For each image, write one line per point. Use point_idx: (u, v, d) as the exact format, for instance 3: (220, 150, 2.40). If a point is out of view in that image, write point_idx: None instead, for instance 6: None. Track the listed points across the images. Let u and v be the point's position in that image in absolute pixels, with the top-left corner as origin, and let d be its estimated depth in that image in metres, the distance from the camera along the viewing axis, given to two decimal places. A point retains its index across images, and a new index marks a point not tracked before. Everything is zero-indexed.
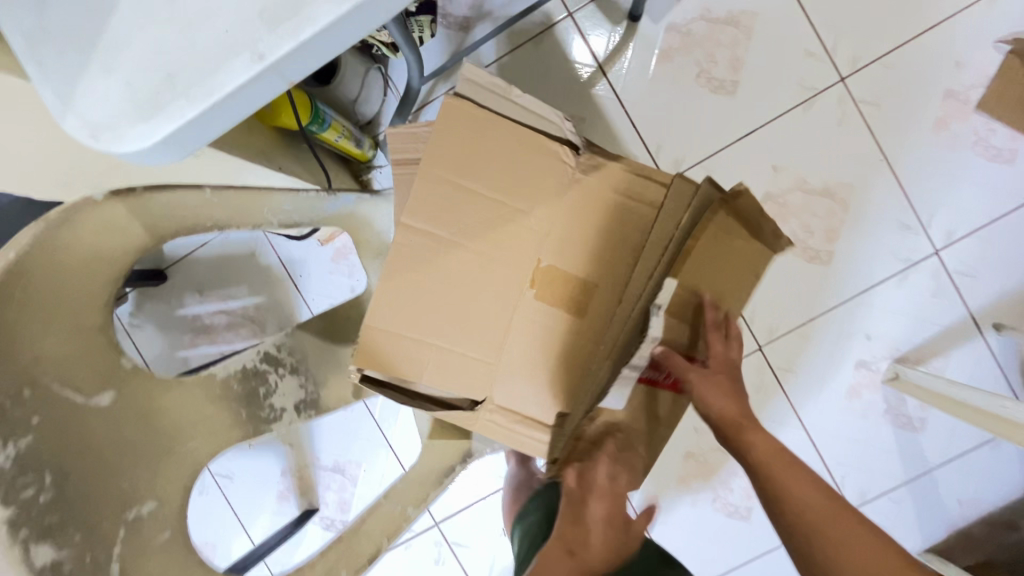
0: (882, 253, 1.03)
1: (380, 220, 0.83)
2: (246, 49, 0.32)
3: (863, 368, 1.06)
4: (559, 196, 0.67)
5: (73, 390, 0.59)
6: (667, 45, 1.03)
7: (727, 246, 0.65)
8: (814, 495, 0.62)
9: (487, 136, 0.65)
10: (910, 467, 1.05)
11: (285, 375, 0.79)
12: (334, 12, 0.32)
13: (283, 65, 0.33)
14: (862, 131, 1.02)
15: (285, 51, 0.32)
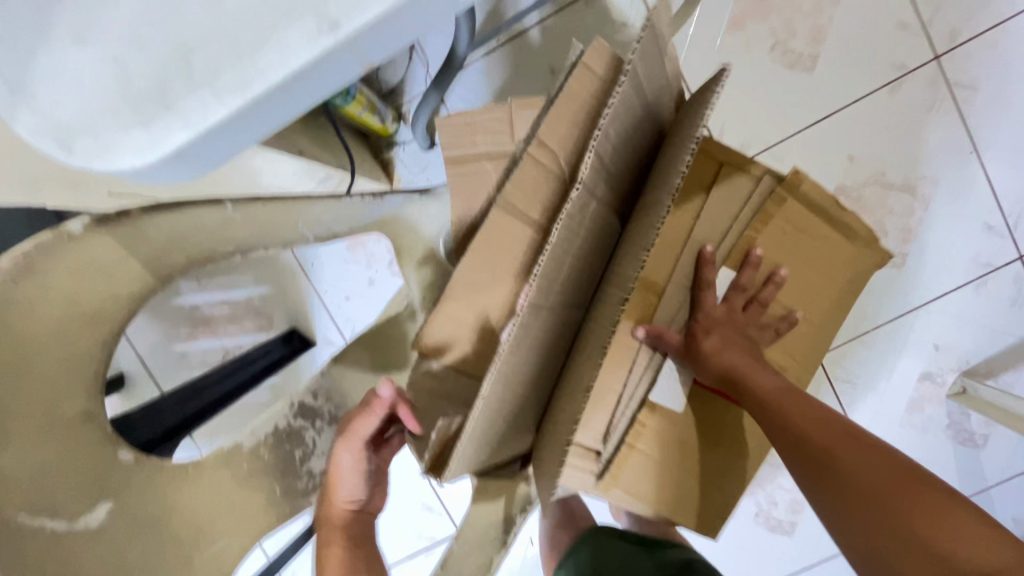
0: (959, 256, 0.94)
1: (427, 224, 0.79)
2: (309, 14, 0.26)
3: (927, 381, 0.97)
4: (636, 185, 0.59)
5: (48, 518, 0.56)
6: (739, 10, 0.90)
7: (806, 250, 0.62)
8: (814, 422, 0.53)
9: (603, 116, 0.48)
10: (967, 484, 0.99)
11: (322, 431, 0.71)
12: None
13: (359, 41, 0.28)
14: (953, 118, 0.90)
15: (362, 22, 0.27)
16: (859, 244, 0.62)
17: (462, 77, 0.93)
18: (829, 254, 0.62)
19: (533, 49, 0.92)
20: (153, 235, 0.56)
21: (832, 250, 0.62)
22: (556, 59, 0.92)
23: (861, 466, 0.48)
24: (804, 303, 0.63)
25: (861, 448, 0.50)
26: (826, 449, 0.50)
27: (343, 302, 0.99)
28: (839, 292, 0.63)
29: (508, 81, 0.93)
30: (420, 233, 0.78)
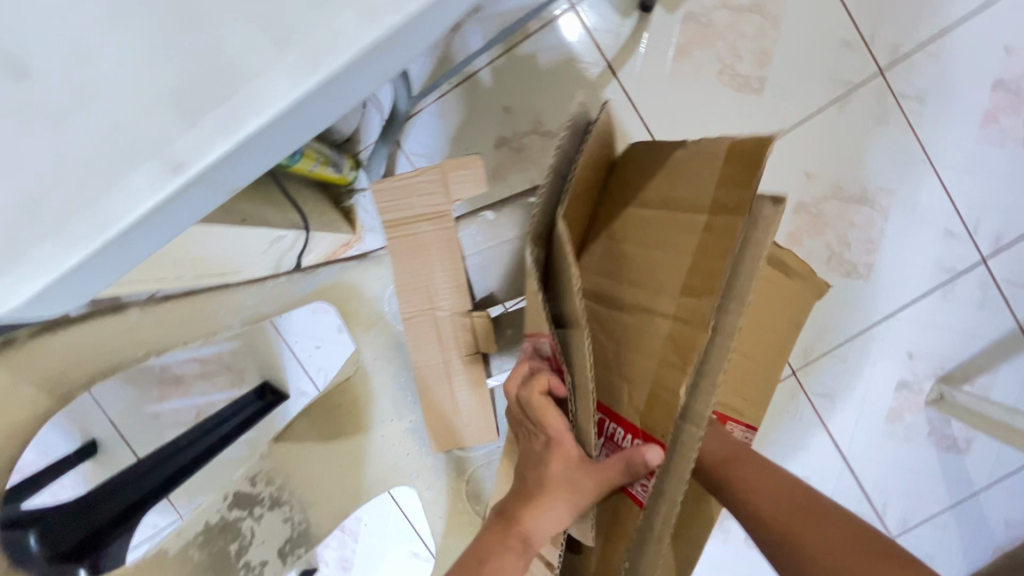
0: (922, 263, 0.94)
1: (373, 286, 0.72)
2: (150, 156, 0.23)
3: (905, 390, 0.97)
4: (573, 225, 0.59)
5: None
6: (684, 38, 0.91)
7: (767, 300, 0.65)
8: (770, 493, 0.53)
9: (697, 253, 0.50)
10: (954, 491, 0.98)
11: (262, 517, 0.67)
12: (289, 84, 0.21)
13: (215, 174, 0.24)
14: (903, 129, 0.92)
15: (208, 160, 0.23)
16: (799, 280, 0.65)
17: (417, 120, 0.93)
18: (772, 292, 0.65)
19: (485, 89, 0.93)
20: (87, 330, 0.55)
21: (776, 288, 0.65)
22: (509, 97, 0.93)
23: (816, 538, 0.48)
24: (753, 341, 0.64)
25: (814, 521, 0.49)
26: (786, 531, 0.50)
27: (314, 351, 0.98)
28: (783, 327, 0.66)
29: (462, 122, 0.93)
30: (365, 297, 0.71)
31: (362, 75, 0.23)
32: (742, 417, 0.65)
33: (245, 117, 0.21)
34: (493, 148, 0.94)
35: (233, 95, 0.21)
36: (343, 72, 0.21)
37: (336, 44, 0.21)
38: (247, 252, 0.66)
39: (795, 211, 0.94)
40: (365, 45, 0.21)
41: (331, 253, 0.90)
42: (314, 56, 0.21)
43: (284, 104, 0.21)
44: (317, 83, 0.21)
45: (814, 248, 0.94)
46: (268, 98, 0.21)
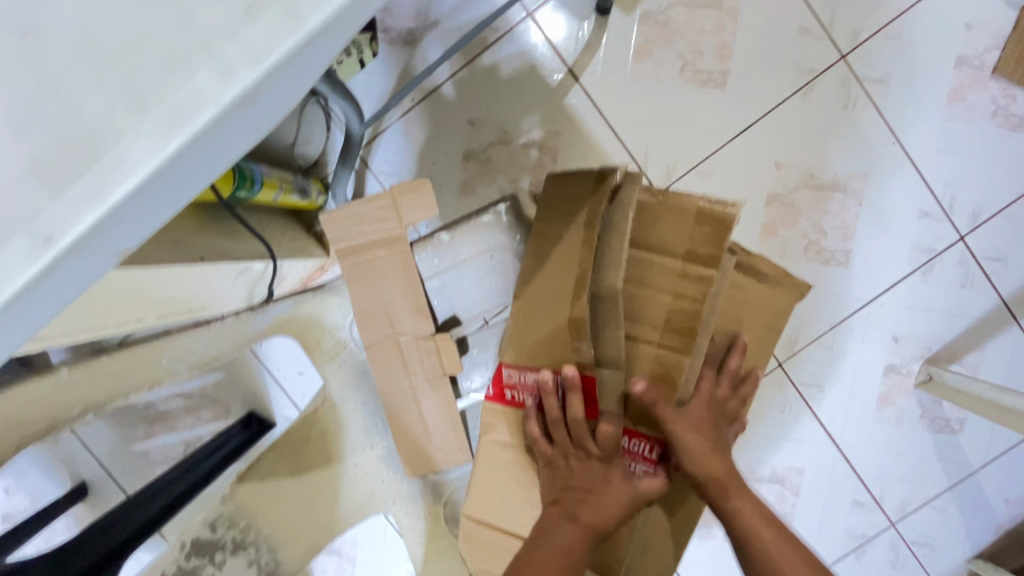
0: (899, 245, 0.93)
1: (333, 315, 0.93)
2: (13, 233, 0.20)
3: (893, 373, 0.96)
4: (567, 266, 0.62)
5: None
6: (643, 38, 0.91)
7: (741, 305, 0.66)
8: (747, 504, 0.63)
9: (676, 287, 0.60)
10: (951, 472, 0.98)
11: (229, 556, 0.86)
12: (150, 142, 0.20)
13: (93, 242, 0.21)
14: (870, 113, 0.91)
15: (77, 230, 0.20)
16: (773, 286, 0.65)
17: (383, 139, 0.93)
18: (745, 303, 0.66)
19: (448, 103, 0.92)
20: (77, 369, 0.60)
21: (749, 297, 0.66)
22: (474, 110, 0.92)
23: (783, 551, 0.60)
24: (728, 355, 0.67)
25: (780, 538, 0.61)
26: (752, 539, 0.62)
27: (297, 377, 0.97)
28: (758, 334, 0.67)
29: (428, 139, 0.93)
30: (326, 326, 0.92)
31: (231, 131, 0.22)
32: (715, 433, 0.67)
33: (109, 185, 0.20)
34: (461, 161, 0.93)
35: (94, 166, 0.20)
36: (213, 130, 0.21)
37: (197, 105, 0.20)
38: (217, 282, 0.65)
39: (768, 203, 0.93)
40: (226, 102, 0.20)
41: (307, 279, 0.87)
42: (178, 117, 0.20)
43: (147, 171, 0.20)
44: (179, 145, 0.20)
45: (790, 238, 0.93)
46: (130, 165, 0.20)
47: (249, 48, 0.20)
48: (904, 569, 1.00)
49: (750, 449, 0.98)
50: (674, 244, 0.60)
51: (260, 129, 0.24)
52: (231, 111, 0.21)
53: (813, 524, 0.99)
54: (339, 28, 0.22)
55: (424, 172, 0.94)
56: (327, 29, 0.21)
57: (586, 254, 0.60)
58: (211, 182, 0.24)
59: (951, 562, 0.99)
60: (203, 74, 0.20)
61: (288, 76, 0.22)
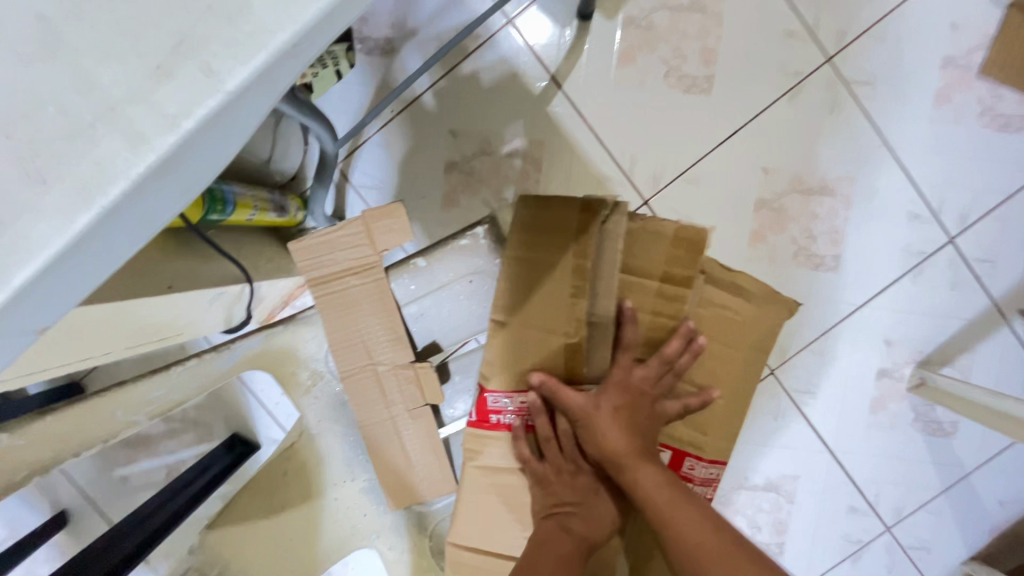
0: (889, 248, 0.92)
1: (307, 347, 0.75)
2: None
3: (885, 377, 0.95)
4: (557, 288, 0.61)
5: None
6: (626, 43, 0.89)
7: (727, 323, 0.64)
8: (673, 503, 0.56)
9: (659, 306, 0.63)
10: (946, 475, 0.97)
11: None
12: (54, 219, 0.18)
13: (0, 326, 0.19)
14: (857, 116, 0.90)
15: None
16: (756, 303, 0.64)
17: (362, 151, 0.91)
18: (732, 321, 0.64)
19: (428, 113, 0.90)
20: (42, 425, 0.56)
21: (732, 314, 0.64)
22: (454, 120, 0.90)
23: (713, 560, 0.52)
24: (715, 375, 0.65)
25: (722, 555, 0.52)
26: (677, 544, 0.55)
27: (280, 399, 0.95)
28: (745, 353, 0.65)
29: (408, 150, 0.91)
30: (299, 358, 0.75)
31: (150, 200, 0.20)
32: (702, 454, 0.65)
33: (11, 267, 0.18)
34: (443, 173, 0.91)
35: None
36: (127, 203, 0.19)
37: (105, 177, 0.18)
38: (190, 309, 0.62)
39: (756, 208, 0.91)
40: (139, 173, 0.19)
41: (288, 296, 0.85)
42: (86, 191, 0.18)
43: (51, 253, 0.18)
44: (89, 222, 0.19)
45: (780, 244, 0.92)
46: (32, 245, 0.18)
47: (162, 113, 0.19)
48: (900, 573, 0.99)
49: (744, 456, 0.97)
50: (656, 262, 0.62)
51: (191, 189, 0.22)
52: (144, 182, 0.19)
53: (809, 530, 0.98)
54: (267, 85, 0.20)
55: (406, 184, 0.92)
56: (252, 89, 0.20)
57: (578, 282, 0.60)
58: (139, 248, 0.22)
59: (947, 564, 0.99)
60: (109, 143, 0.19)
61: (212, 139, 0.20)
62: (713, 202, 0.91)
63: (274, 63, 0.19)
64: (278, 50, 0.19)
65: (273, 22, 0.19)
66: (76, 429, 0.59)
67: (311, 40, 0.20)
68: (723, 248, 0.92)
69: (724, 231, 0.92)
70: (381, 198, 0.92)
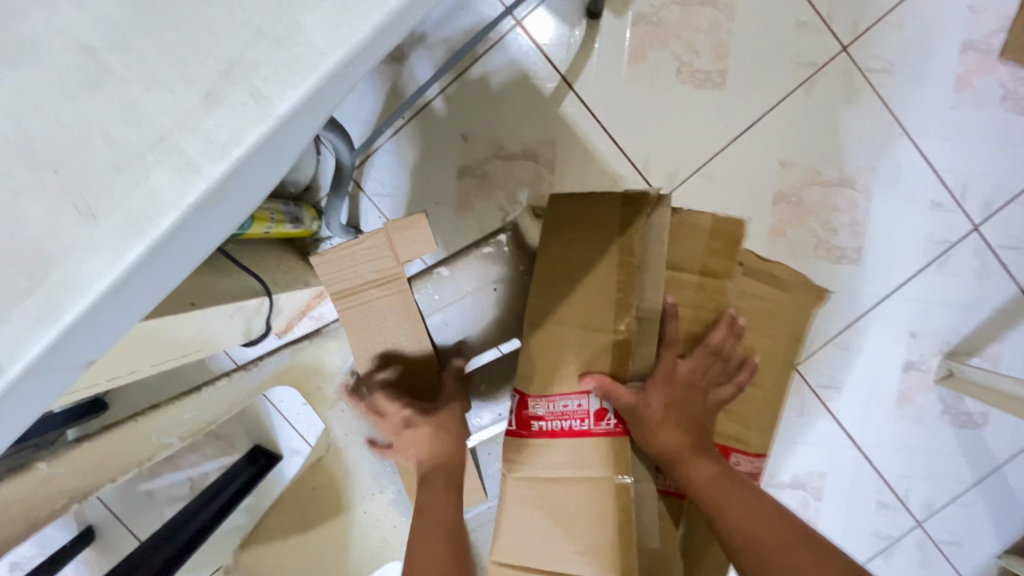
0: (913, 238, 0.91)
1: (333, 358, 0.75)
2: None
3: (913, 370, 0.94)
4: (605, 284, 0.55)
5: None
6: (637, 40, 0.88)
7: (761, 312, 0.63)
8: (751, 510, 0.53)
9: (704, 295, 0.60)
10: (977, 467, 0.95)
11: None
12: (102, 253, 0.19)
13: (52, 359, 0.19)
14: (875, 105, 0.88)
15: (31, 353, 0.19)
16: (792, 292, 0.62)
17: (375, 159, 0.90)
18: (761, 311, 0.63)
19: (440, 118, 0.90)
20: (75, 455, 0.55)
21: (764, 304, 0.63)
22: (466, 124, 0.90)
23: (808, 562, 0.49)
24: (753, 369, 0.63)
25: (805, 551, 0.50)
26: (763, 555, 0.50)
27: (301, 409, 0.94)
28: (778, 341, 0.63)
29: (421, 157, 0.91)
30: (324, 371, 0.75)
31: (198, 228, 0.20)
32: (746, 447, 0.63)
33: (63, 302, 0.19)
34: (456, 178, 0.91)
35: (41, 286, 0.19)
36: (177, 233, 0.19)
37: (155, 208, 0.19)
38: (213, 324, 0.63)
39: (775, 202, 0.90)
40: (188, 204, 0.19)
41: (305, 307, 0.84)
42: (136, 222, 0.19)
43: (103, 287, 0.19)
44: (138, 255, 0.19)
45: (799, 238, 0.91)
46: (84, 280, 0.18)
47: (211, 140, 0.19)
48: (932, 568, 0.97)
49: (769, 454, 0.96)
50: (700, 250, 0.59)
51: (233, 214, 0.22)
52: (194, 212, 0.19)
53: (839, 527, 0.97)
54: (313, 107, 0.20)
55: (419, 190, 0.91)
56: (300, 112, 0.20)
57: (623, 282, 0.54)
58: (184, 276, 0.23)
59: (981, 558, 0.97)
60: (158, 174, 0.19)
61: (260, 164, 0.20)
62: (731, 197, 0.90)
63: (325, 84, 0.19)
64: (330, 73, 0.19)
65: (323, 45, 0.19)
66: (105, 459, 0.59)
67: (356, 60, 0.21)
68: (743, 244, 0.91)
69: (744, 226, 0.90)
70: (395, 205, 0.92)
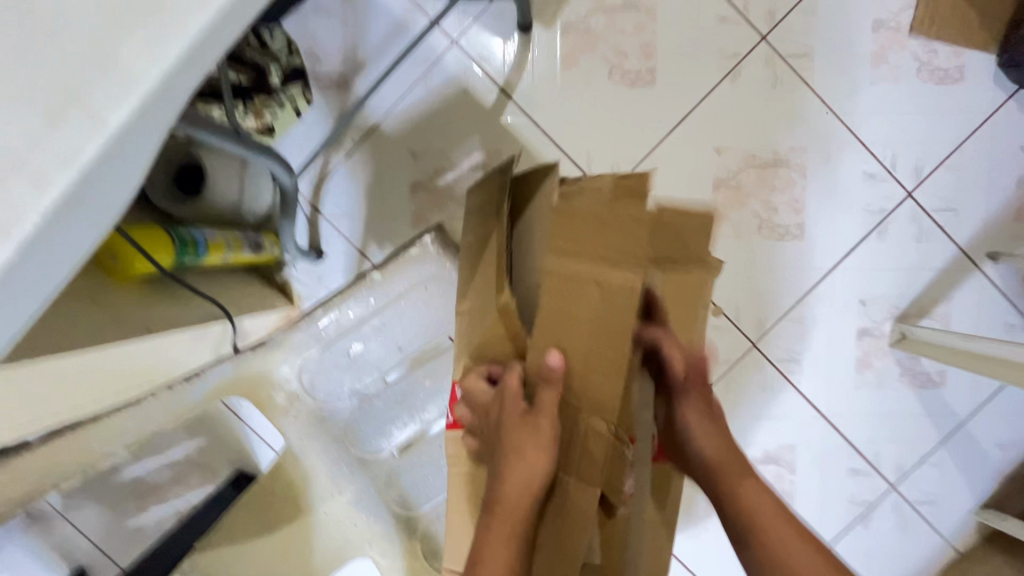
0: (851, 209, 0.95)
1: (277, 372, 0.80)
2: None
3: (867, 337, 0.97)
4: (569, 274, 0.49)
5: None
6: (568, 48, 0.93)
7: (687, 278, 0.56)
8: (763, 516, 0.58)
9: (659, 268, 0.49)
10: (942, 425, 0.98)
11: None
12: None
13: None
14: (798, 88, 0.93)
15: None
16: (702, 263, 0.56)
17: (331, 183, 0.95)
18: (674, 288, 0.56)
19: (389, 138, 0.94)
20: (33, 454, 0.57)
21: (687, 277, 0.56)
22: (414, 143, 0.94)
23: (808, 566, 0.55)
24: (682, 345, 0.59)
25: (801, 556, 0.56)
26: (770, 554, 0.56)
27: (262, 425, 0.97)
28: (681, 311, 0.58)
29: (373, 178, 0.95)
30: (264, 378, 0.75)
31: (67, 232, 0.24)
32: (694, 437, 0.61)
33: None
34: (410, 194, 0.95)
35: None
36: (43, 234, 0.23)
37: (19, 217, 0.22)
38: (173, 352, 0.64)
39: (715, 188, 0.94)
40: (47, 210, 0.23)
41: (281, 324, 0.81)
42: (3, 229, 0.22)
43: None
44: (8, 258, 0.23)
45: (742, 220, 0.94)
46: None
47: (60, 155, 0.22)
48: (911, 529, 0.99)
49: (737, 430, 0.98)
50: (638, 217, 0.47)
51: (108, 219, 0.26)
52: (54, 217, 0.23)
53: (814, 496, 0.99)
54: (149, 124, 0.24)
55: (376, 210, 0.95)
56: (134, 129, 0.23)
57: (585, 253, 0.48)
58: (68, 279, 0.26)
59: (959, 516, 0.98)
60: (18, 189, 0.23)
61: (110, 178, 0.24)
62: (673, 188, 0.94)
63: (150, 103, 0.23)
64: (152, 91, 0.23)
65: (141, 68, 0.22)
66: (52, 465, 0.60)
67: (189, 75, 0.24)
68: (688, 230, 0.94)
69: (688, 215, 0.94)
70: (353, 225, 0.95)
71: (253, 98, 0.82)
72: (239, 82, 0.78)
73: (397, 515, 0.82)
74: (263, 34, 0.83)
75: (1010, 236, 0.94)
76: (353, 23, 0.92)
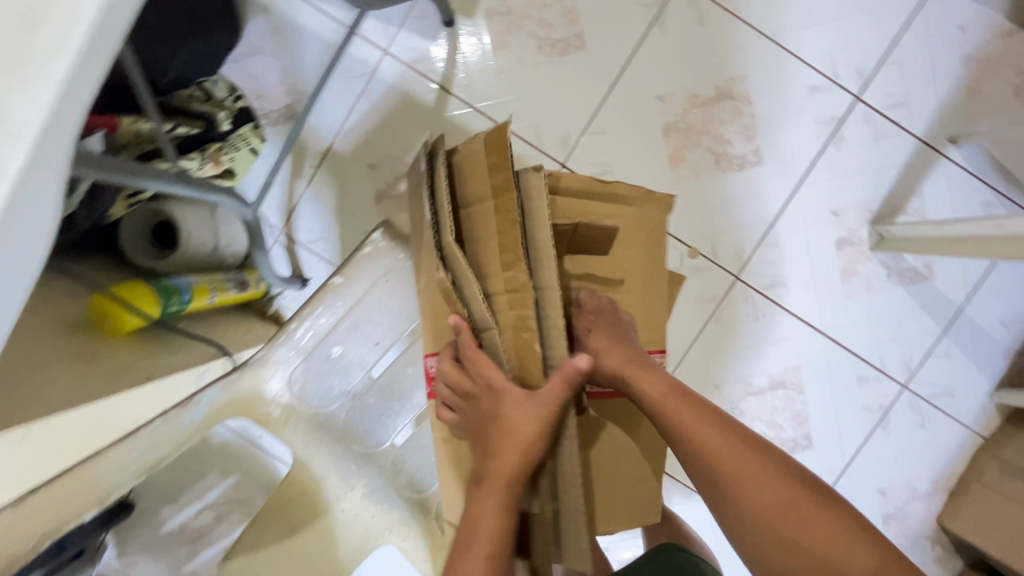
0: (804, 124, 0.95)
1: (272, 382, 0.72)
2: None
3: (847, 246, 0.97)
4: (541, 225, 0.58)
5: None
6: (495, 31, 0.95)
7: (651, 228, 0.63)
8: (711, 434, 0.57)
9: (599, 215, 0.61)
10: (941, 315, 0.98)
11: None
12: None
13: None
14: (725, 19, 0.94)
15: None
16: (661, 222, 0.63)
17: (302, 211, 0.98)
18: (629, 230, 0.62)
19: (344, 156, 0.97)
20: (25, 507, 0.51)
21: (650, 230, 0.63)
22: (369, 157, 0.97)
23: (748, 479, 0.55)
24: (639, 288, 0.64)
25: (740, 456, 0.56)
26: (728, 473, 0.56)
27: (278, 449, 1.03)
28: (645, 251, 0.63)
29: (339, 197, 0.98)
30: (267, 396, 0.72)
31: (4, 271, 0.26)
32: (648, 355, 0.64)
33: None
34: (374, 204, 0.98)
35: None
36: None
37: None
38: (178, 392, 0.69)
39: (666, 133, 0.96)
40: None
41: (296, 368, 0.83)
42: None
43: None
44: None
45: (698, 159, 0.96)
46: None
47: None
48: (932, 424, 0.99)
49: (739, 363, 0.99)
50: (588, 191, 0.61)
51: (38, 256, 0.28)
52: None
53: (829, 412, 0.99)
54: (48, 162, 0.26)
55: (346, 227, 0.98)
56: (37, 166, 0.25)
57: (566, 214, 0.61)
58: (17, 316, 0.28)
59: (977, 401, 0.99)
60: None
61: (22, 217, 0.26)
62: (625, 143, 0.96)
63: (41, 142, 0.25)
64: (42, 130, 0.25)
65: (23, 112, 0.24)
66: (55, 506, 0.54)
67: (76, 107, 0.26)
68: (648, 179, 0.96)
69: (646, 165, 0.96)
70: (329, 246, 0.99)
71: (207, 146, 0.85)
72: (189, 133, 0.81)
73: (411, 500, 0.74)
74: (207, 85, 0.88)
75: (967, 116, 0.94)
76: (288, 56, 0.97)
